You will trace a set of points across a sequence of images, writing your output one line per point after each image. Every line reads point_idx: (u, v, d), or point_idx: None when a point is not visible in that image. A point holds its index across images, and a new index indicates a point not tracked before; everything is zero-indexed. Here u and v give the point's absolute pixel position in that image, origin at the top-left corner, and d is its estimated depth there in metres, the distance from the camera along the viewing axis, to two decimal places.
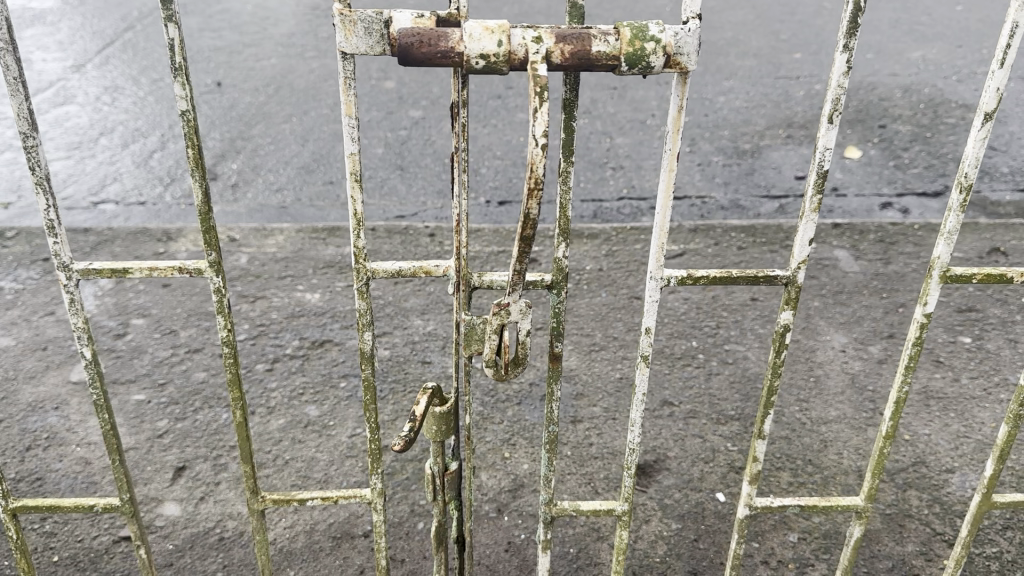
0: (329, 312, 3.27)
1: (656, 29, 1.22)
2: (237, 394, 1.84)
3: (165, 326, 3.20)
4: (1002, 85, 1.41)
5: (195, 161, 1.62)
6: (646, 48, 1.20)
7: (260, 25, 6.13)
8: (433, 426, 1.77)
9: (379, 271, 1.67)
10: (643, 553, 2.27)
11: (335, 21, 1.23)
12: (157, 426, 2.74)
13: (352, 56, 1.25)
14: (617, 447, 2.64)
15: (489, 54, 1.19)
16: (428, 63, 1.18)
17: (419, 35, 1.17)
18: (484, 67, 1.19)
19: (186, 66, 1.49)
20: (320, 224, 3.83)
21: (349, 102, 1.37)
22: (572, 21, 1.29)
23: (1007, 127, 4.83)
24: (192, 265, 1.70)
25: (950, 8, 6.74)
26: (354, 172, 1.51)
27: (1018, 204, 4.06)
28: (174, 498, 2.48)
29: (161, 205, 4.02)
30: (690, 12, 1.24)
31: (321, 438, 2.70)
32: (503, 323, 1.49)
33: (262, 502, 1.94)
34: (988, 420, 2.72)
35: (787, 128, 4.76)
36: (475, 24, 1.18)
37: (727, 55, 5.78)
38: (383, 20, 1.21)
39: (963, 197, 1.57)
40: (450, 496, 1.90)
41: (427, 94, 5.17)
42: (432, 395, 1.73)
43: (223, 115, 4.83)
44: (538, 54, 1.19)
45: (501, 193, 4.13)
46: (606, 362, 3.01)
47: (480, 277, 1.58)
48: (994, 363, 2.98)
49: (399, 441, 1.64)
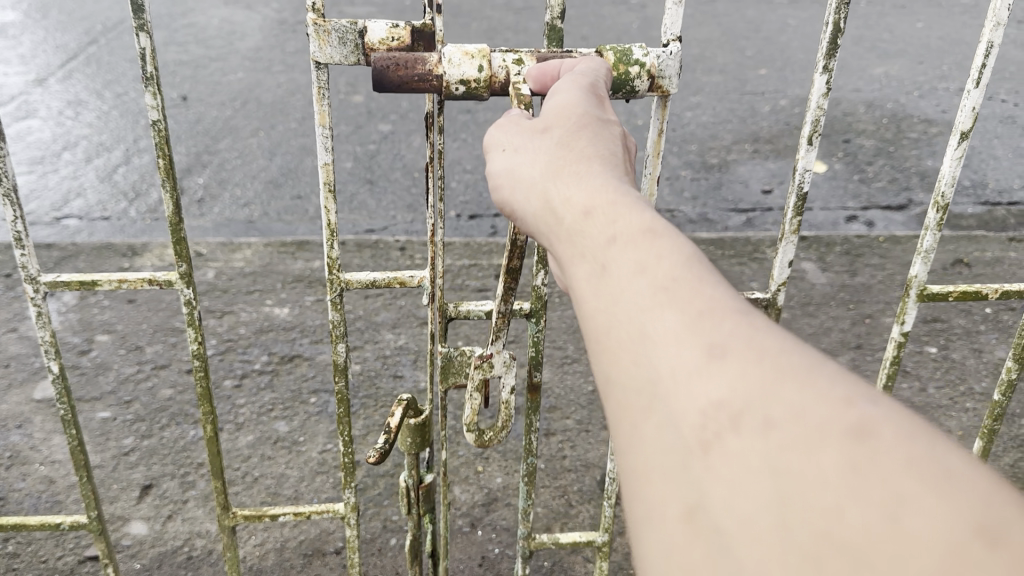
0: (299, 327, 3.23)
1: (640, 51, 1.22)
2: (206, 407, 1.81)
3: (130, 341, 3.14)
4: (977, 104, 1.43)
5: (166, 170, 1.60)
6: (630, 71, 1.20)
7: (226, 39, 6.09)
8: (406, 438, 1.75)
9: (353, 282, 1.65)
10: (618, 565, 2.29)
11: (308, 31, 1.21)
12: (123, 443, 2.69)
13: (326, 67, 1.24)
14: (591, 459, 2.64)
15: (469, 78, 1.18)
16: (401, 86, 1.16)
17: (395, 59, 1.16)
18: (463, 92, 1.19)
19: (157, 73, 1.47)
20: (288, 238, 3.80)
21: (321, 113, 1.36)
22: (550, 44, 1.29)
23: (967, 141, 4.95)
24: (162, 275, 1.67)
25: (911, 27, 6.90)
26: (327, 181, 1.50)
27: (980, 217, 4.16)
28: (140, 517, 2.43)
29: (125, 220, 3.96)
30: (670, 34, 1.25)
31: (290, 454, 2.67)
32: (486, 376, 1.45)
33: (233, 517, 1.90)
34: (956, 429, 2.77)
35: (753, 143, 4.84)
36: (454, 47, 1.17)
37: (693, 71, 5.86)
38: (356, 30, 1.21)
39: (940, 216, 1.59)
40: (425, 509, 1.87)
41: (396, 108, 5.17)
42: (406, 406, 1.71)
43: (189, 130, 4.79)
44: (519, 76, 1.18)
45: (471, 208, 4.13)
46: (578, 375, 3.02)
47: (456, 307, 1.55)
48: (960, 372, 3.04)
49: (374, 454, 1.62)
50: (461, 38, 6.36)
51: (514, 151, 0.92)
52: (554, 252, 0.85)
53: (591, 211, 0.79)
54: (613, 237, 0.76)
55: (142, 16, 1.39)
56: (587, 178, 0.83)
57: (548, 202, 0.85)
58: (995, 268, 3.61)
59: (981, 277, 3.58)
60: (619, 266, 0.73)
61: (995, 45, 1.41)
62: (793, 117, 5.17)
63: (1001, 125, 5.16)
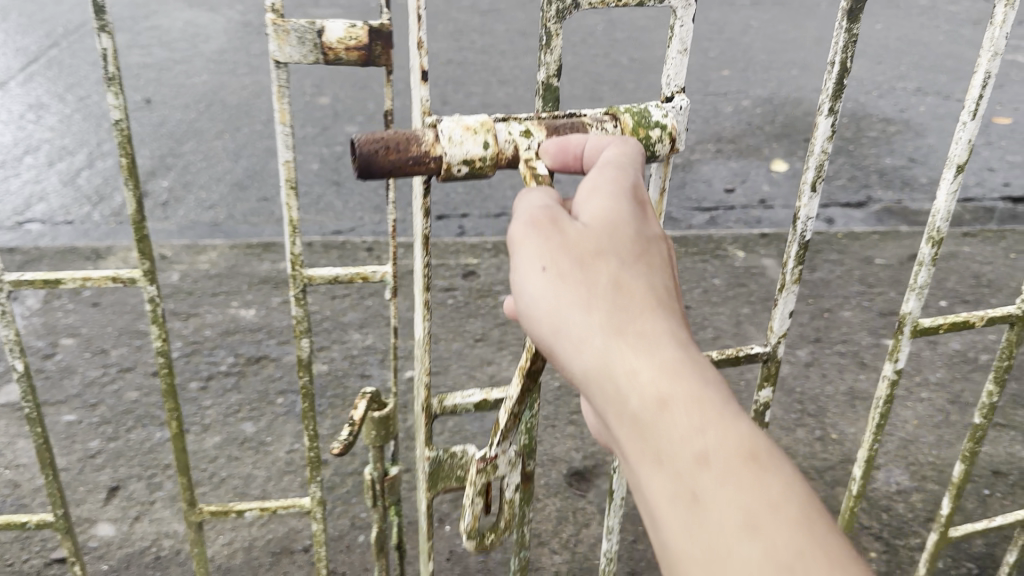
0: (265, 328, 3.26)
1: (658, 112, 1.12)
2: (171, 405, 1.84)
3: (95, 345, 3.15)
4: (972, 136, 1.47)
5: (129, 171, 1.63)
6: (651, 135, 1.10)
7: (189, 42, 6.07)
8: (371, 431, 1.80)
9: (316, 278, 1.70)
10: (583, 556, 2.35)
11: (267, 30, 1.25)
12: (89, 446, 2.71)
13: (285, 65, 1.28)
14: (558, 454, 2.68)
15: (473, 157, 1.04)
16: (394, 173, 1.02)
17: (386, 142, 1.00)
18: (466, 173, 1.05)
19: (118, 75, 1.50)
20: (254, 240, 3.83)
21: (281, 111, 1.40)
22: (545, 106, 1.19)
23: (924, 140, 5.09)
24: (126, 274, 1.70)
25: (870, 27, 7.06)
26: (288, 178, 1.54)
27: (936, 213, 4.27)
28: (107, 519, 2.45)
29: (89, 224, 3.95)
30: (672, 87, 1.23)
31: (258, 454, 2.71)
32: (488, 480, 1.19)
33: (200, 513, 1.93)
34: (911, 418, 2.86)
35: (716, 143, 4.93)
36: (453, 122, 1.04)
37: (658, 72, 5.95)
38: (314, 30, 1.26)
39: (933, 250, 1.57)
40: (390, 501, 1.90)
41: (362, 109, 5.20)
42: (370, 400, 1.77)
43: (153, 133, 4.78)
44: (530, 150, 1.05)
45: (439, 208, 4.18)
46: (545, 371, 3.06)
47: (442, 401, 1.30)
48: (915, 363, 3.15)
49: (338, 447, 1.66)
50: (428, 40, 6.40)
51: (558, 287, 0.86)
52: (610, 420, 0.87)
53: (675, 411, 0.84)
54: (711, 468, 0.82)
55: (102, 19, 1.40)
56: (665, 374, 0.84)
57: (610, 373, 0.85)
58: (949, 263, 3.73)
59: (935, 272, 3.70)
60: (717, 505, 0.81)
61: (991, 75, 1.41)
62: (755, 117, 5.28)
63: (957, 123, 5.29)
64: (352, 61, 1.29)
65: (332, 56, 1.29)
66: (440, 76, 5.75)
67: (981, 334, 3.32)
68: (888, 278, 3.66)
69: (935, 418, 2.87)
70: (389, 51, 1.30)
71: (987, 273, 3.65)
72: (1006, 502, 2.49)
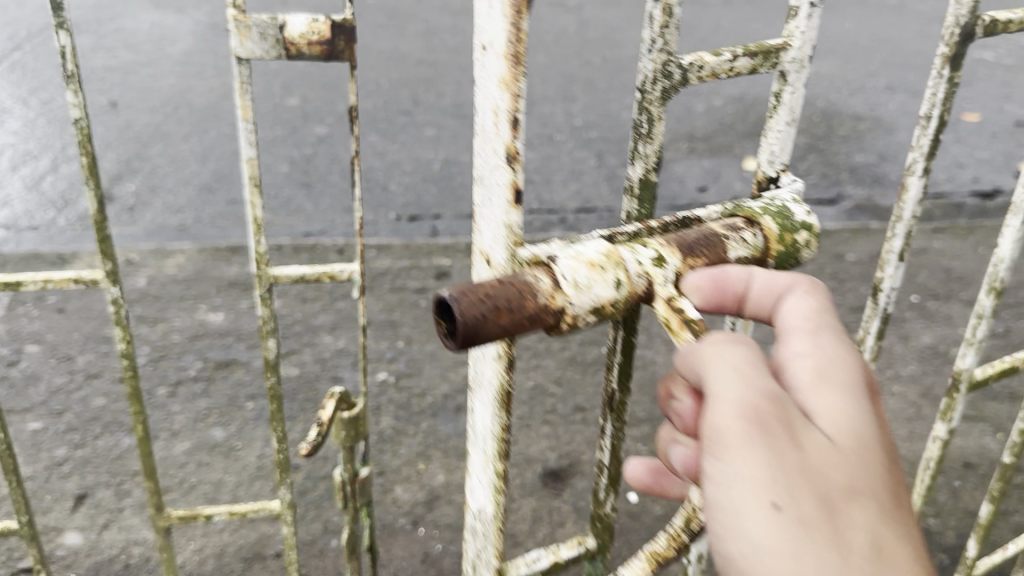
0: (234, 333, 3.21)
1: (796, 213, 1.05)
2: (137, 409, 1.81)
3: (61, 351, 3.08)
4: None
5: (89, 169, 1.59)
6: (797, 241, 1.03)
7: (156, 45, 5.99)
8: (340, 431, 1.74)
9: (282, 277, 1.66)
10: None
11: (228, 26, 1.23)
12: (55, 454, 2.65)
13: (246, 62, 1.25)
14: (532, 454, 2.56)
15: (601, 300, 0.90)
16: (509, 335, 0.85)
17: (497, 301, 0.83)
18: (595, 320, 0.91)
19: (78, 72, 1.46)
20: (222, 244, 3.78)
21: (244, 107, 1.37)
22: (643, 199, 1.10)
23: (894, 137, 5.09)
24: (87, 275, 1.65)
25: (841, 25, 7.08)
26: (252, 176, 1.50)
27: None
28: (75, 527, 2.41)
29: (53, 229, 3.88)
30: (775, 164, 1.21)
31: (228, 460, 2.67)
32: None
33: (167, 518, 1.87)
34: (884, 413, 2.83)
35: (688, 142, 4.93)
36: (574, 260, 0.89)
37: (630, 72, 5.96)
38: (276, 25, 1.23)
39: (991, 302, 1.60)
40: (361, 503, 1.84)
41: (332, 110, 5.16)
42: (339, 399, 1.70)
43: (119, 136, 4.71)
44: (668, 284, 0.92)
45: (411, 209, 4.14)
46: (520, 371, 2.90)
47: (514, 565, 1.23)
48: (888, 357, 3.11)
49: (305, 447, 1.60)
50: (398, 41, 6.37)
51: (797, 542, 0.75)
52: None
53: None
54: None
55: (62, 15, 1.37)
56: None
57: None
58: (920, 258, 3.72)
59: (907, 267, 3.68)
60: None
61: None
62: (726, 116, 5.28)
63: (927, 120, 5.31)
64: (315, 56, 1.26)
65: (295, 51, 1.25)
66: (411, 77, 5.71)
67: (954, 328, 3.31)
68: (857, 274, 3.57)
69: (908, 412, 2.86)
70: (354, 46, 1.26)
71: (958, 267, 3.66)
72: (976, 494, 2.49)
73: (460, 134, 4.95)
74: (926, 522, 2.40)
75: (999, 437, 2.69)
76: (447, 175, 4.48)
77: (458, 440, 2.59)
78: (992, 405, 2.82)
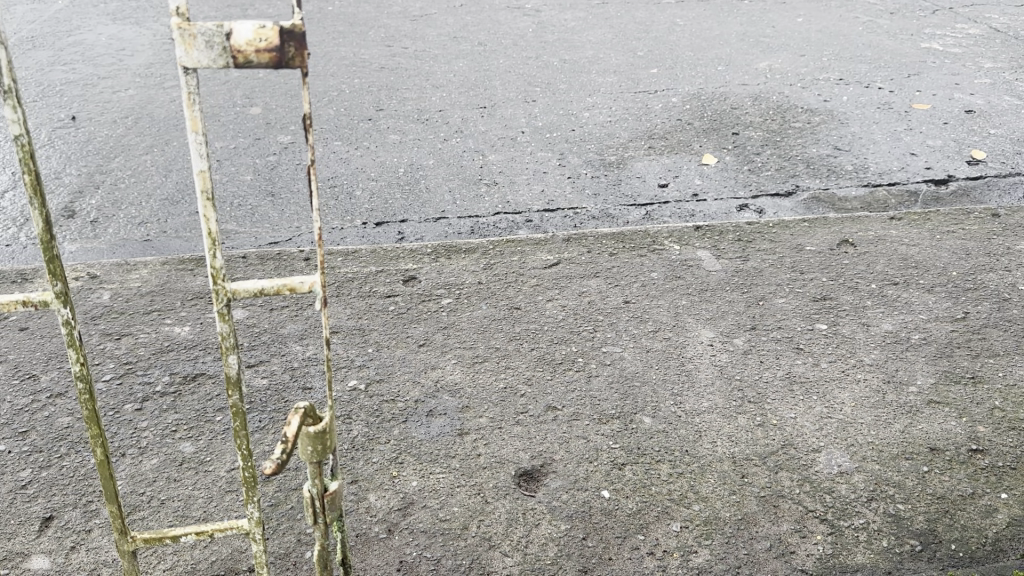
0: (201, 345, 3.18)
1: None
2: (96, 432, 1.73)
3: (23, 370, 2.99)
4: None
5: (33, 187, 1.48)
6: None
7: (115, 57, 5.94)
8: (307, 446, 1.69)
9: (239, 291, 1.65)
10: (534, 557, 2.22)
11: (174, 35, 1.24)
12: (20, 477, 2.53)
13: (194, 70, 1.26)
14: (505, 456, 2.56)
15: None
16: None
17: None
18: None
19: (14, 86, 1.37)
20: (187, 256, 3.77)
21: (196, 115, 1.37)
22: None
23: (849, 128, 5.12)
24: (38, 298, 1.60)
25: (792, 21, 7.20)
26: (206, 189, 1.47)
27: (864, 199, 4.31)
28: (42, 551, 2.28)
29: (15, 246, 3.84)
30: None
31: (198, 474, 2.58)
32: None
33: (133, 541, 1.82)
34: (848, 400, 2.79)
35: (648, 140, 4.96)
36: None
37: (589, 73, 6.01)
38: (222, 33, 1.23)
39: None
40: (332, 517, 1.78)
41: (294, 118, 5.15)
42: (304, 414, 1.66)
43: (80, 151, 4.67)
44: None
45: (376, 215, 4.14)
46: (489, 373, 2.93)
47: None
48: (849, 347, 3.06)
49: (271, 464, 1.54)
50: (359, 49, 6.39)
51: None
52: None
53: None
54: None
55: None
56: None
57: None
58: (878, 246, 3.75)
59: (866, 255, 3.71)
60: None
61: None
62: (684, 113, 5.34)
63: (879, 111, 5.37)
64: (264, 64, 1.25)
65: (242, 59, 1.24)
66: (372, 84, 5.72)
67: (913, 313, 3.26)
68: (817, 265, 3.62)
69: (872, 399, 2.79)
70: (303, 52, 1.25)
71: (915, 256, 3.68)
72: (944, 478, 2.45)
73: (423, 139, 4.97)
74: (895, 508, 2.35)
75: (964, 422, 2.67)
76: (412, 179, 4.50)
77: (430, 445, 2.60)
78: (954, 390, 2.82)
